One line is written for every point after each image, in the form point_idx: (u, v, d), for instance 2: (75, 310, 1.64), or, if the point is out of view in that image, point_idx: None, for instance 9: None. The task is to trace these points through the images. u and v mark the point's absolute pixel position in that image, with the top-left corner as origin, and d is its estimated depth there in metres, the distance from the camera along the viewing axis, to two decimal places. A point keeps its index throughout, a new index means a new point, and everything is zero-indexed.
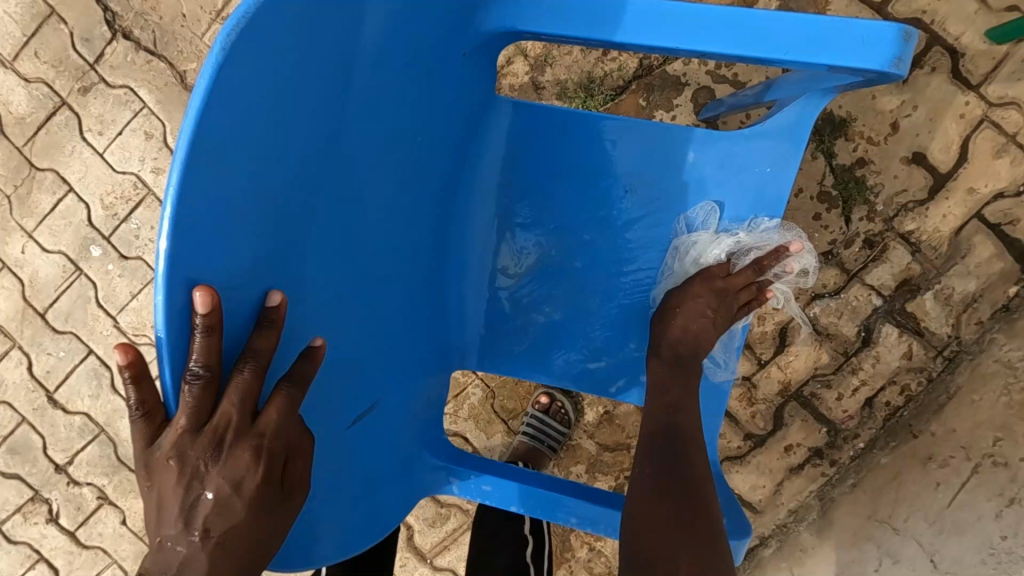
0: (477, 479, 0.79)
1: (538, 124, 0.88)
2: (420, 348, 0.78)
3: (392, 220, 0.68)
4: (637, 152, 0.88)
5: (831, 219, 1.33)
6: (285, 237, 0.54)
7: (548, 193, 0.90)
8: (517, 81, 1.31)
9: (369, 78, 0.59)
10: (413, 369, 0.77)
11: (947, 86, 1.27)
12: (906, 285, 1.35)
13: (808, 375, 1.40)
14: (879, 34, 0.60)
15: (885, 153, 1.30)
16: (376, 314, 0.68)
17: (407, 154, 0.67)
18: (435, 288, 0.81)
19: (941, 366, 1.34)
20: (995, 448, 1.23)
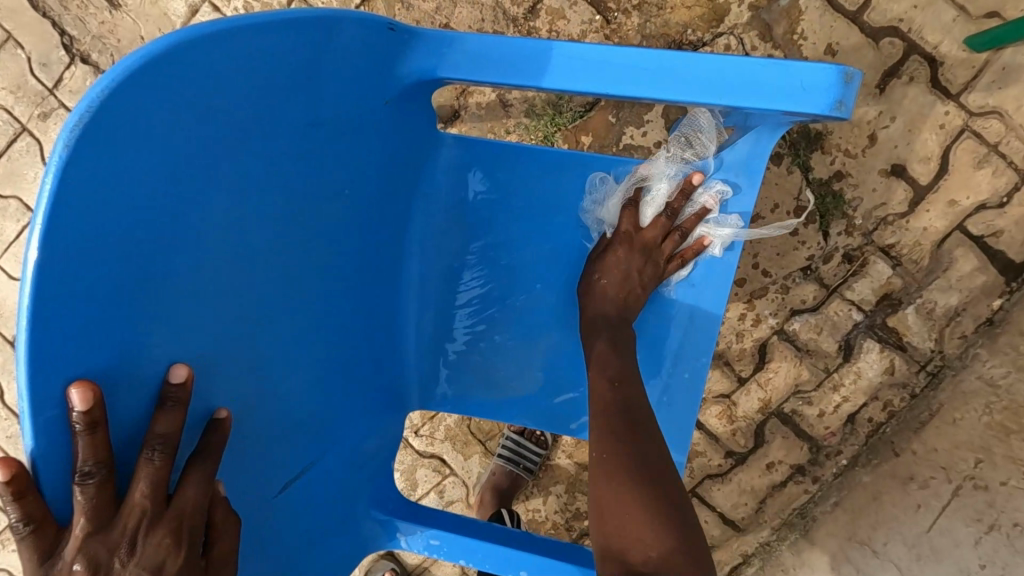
0: (426, 534, 0.79)
1: (483, 161, 0.88)
2: (360, 394, 0.78)
3: (307, 272, 0.68)
4: (591, 187, 0.89)
5: (809, 234, 1.30)
6: (173, 303, 0.55)
7: (504, 228, 0.90)
8: (483, 99, 1.28)
9: (260, 137, 0.59)
10: (350, 416, 0.77)
11: (925, 96, 1.23)
12: (887, 299, 1.31)
13: (789, 393, 1.37)
14: (816, 80, 0.61)
15: (863, 165, 1.27)
16: (302, 367, 0.69)
17: (316, 204, 0.67)
18: (371, 332, 0.81)
19: (924, 382, 1.32)
20: (976, 471, 1.17)
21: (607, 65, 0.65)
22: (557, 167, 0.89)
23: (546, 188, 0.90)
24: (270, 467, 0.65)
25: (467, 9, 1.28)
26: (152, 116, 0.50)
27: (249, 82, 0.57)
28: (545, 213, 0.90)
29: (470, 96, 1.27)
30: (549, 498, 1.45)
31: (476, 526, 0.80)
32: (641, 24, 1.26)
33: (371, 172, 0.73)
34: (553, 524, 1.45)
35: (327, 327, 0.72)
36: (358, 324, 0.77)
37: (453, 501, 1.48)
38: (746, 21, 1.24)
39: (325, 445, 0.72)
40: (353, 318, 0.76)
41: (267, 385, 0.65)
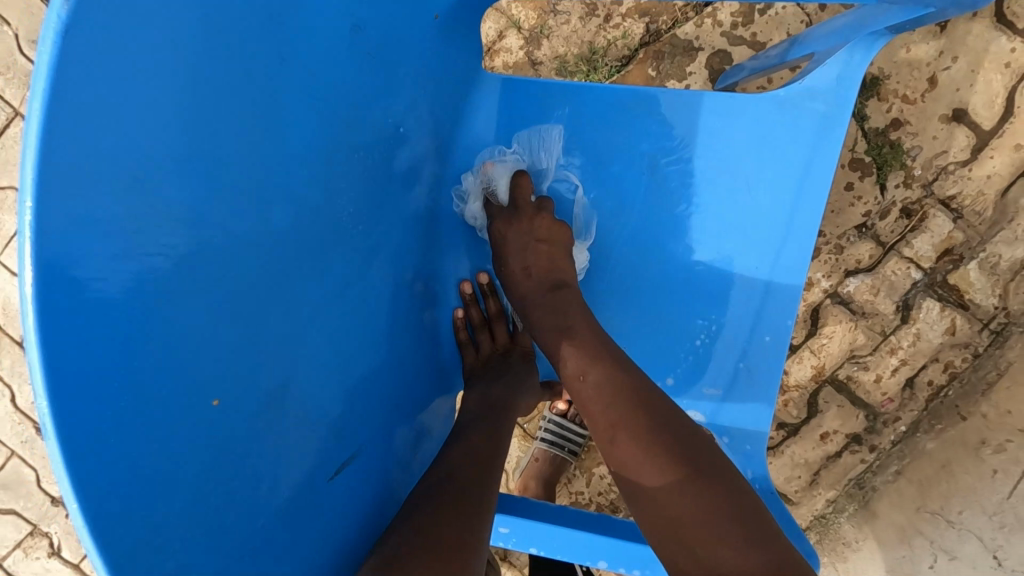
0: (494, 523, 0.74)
1: (525, 105, 0.83)
2: (395, 377, 0.73)
3: (330, 213, 0.62)
4: (648, 131, 0.81)
5: (865, 188, 1.22)
6: (189, 296, 0.48)
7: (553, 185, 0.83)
8: (511, 58, 1.18)
9: (256, 78, 0.52)
10: (383, 362, 0.70)
11: (990, 33, 1.14)
12: (947, 255, 1.24)
13: (843, 358, 1.31)
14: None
15: (924, 111, 1.17)
16: (331, 351, 0.63)
17: (337, 144, 0.62)
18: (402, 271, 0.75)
19: (988, 341, 1.25)
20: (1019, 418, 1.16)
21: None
22: (611, 108, 0.82)
23: (596, 136, 0.83)
24: (318, 465, 0.59)
25: None
26: (138, 68, 0.42)
27: (238, 19, 0.49)
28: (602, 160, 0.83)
29: (496, 55, 1.17)
30: (592, 480, 1.39)
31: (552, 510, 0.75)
32: None
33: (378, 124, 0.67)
34: (597, 507, 1.38)
35: (350, 304, 0.66)
36: (386, 300, 0.72)
37: None
38: None
39: (368, 437, 0.67)
40: (378, 295, 0.70)
41: (300, 374, 0.58)
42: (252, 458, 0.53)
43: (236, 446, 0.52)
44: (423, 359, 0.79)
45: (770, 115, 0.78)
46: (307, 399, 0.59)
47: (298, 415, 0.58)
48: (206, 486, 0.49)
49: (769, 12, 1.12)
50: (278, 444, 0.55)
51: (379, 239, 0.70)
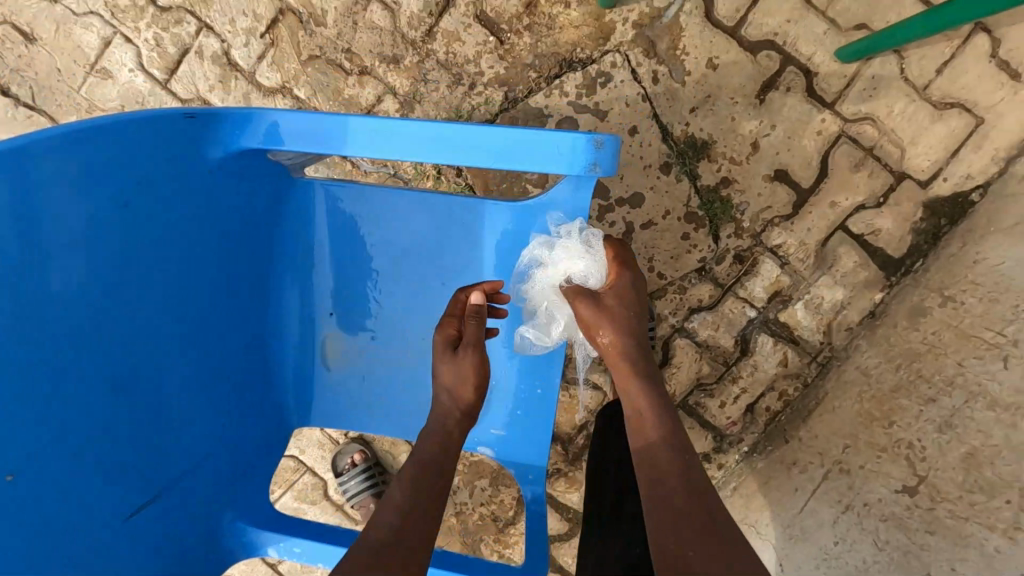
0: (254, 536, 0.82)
1: (335, 202, 0.94)
2: (243, 441, 0.85)
3: (157, 314, 0.73)
4: (431, 228, 0.94)
5: (700, 238, 1.36)
6: (14, 420, 0.59)
7: (356, 273, 0.96)
8: (388, 119, 1.33)
9: (64, 218, 0.63)
10: (217, 434, 0.81)
11: (803, 106, 1.30)
12: (778, 296, 1.40)
13: (692, 385, 1.46)
14: (556, 147, 0.66)
15: (748, 172, 1.33)
16: (161, 434, 0.74)
17: (156, 261, 0.72)
18: (240, 354, 0.85)
19: (815, 372, 1.40)
20: (844, 456, 1.31)
21: (403, 138, 0.68)
22: (409, 209, 0.94)
23: (382, 231, 0.95)
24: (135, 537, 0.69)
25: (367, 34, 1.30)
26: None
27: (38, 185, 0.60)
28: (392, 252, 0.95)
29: (375, 118, 1.33)
30: (474, 492, 1.55)
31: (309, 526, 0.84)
32: (533, 43, 1.29)
33: (205, 237, 0.78)
34: (479, 517, 1.55)
35: (185, 388, 0.77)
36: (225, 380, 0.83)
37: None
38: (631, 39, 1.28)
39: (208, 500, 0.78)
40: (217, 378, 0.81)
41: (116, 452, 0.69)
42: (89, 538, 0.65)
43: (72, 528, 0.64)
44: (279, 418, 0.92)
45: (527, 218, 0.90)
46: (125, 471, 0.69)
47: (130, 493, 0.69)
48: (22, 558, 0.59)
49: (609, 85, 1.29)
50: (112, 519, 0.67)
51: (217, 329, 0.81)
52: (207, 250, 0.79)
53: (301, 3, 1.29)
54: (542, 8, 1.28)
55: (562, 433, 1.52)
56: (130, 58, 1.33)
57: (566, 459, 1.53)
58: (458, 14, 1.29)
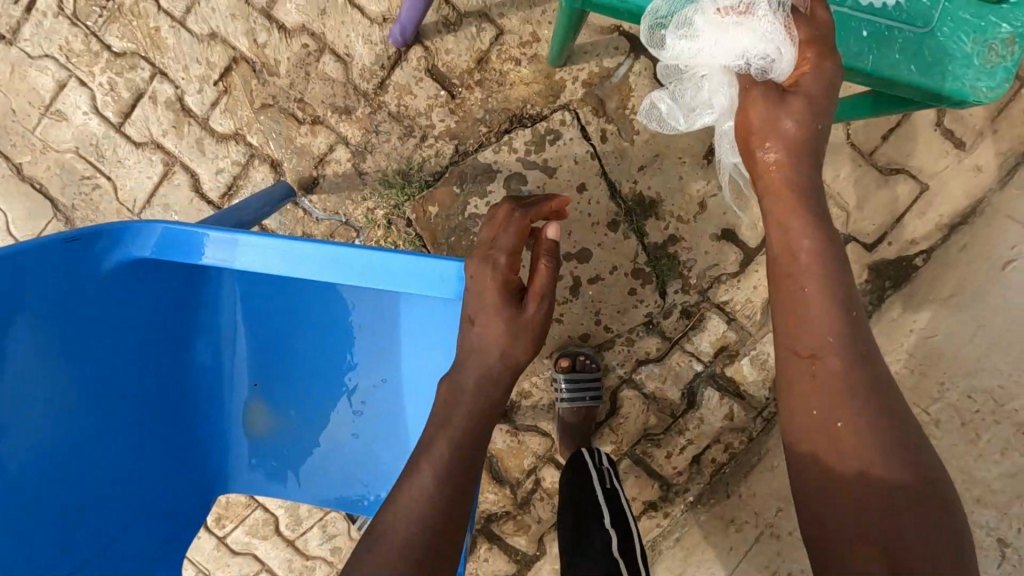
0: None
1: (249, 287, 0.89)
2: (149, 541, 0.82)
3: (47, 433, 0.70)
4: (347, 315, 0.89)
5: (646, 293, 1.37)
6: None
7: (270, 354, 0.91)
8: (339, 168, 1.34)
9: None
10: (118, 541, 0.78)
11: None
12: (724, 351, 1.41)
13: (639, 435, 1.47)
14: (431, 273, 0.72)
15: (695, 230, 1.35)
16: (45, 555, 0.70)
17: (44, 379, 0.69)
18: (149, 456, 0.82)
19: (760, 427, 1.42)
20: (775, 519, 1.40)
21: (294, 261, 0.71)
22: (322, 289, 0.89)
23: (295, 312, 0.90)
24: None
25: (319, 84, 1.32)
26: None
27: None
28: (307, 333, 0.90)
29: (325, 166, 1.34)
30: None
31: None
32: (484, 98, 1.30)
33: (96, 346, 0.74)
34: None
35: (74, 502, 0.73)
36: (126, 486, 0.79)
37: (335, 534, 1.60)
38: (581, 97, 1.29)
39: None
40: (116, 486, 0.78)
41: None
42: None
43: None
44: (192, 513, 0.88)
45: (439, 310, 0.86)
46: None
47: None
48: None
49: (558, 142, 1.30)
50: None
51: (117, 434, 0.77)
52: (97, 360, 0.75)
53: (254, 53, 1.31)
54: (492, 64, 1.29)
55: (510, 477, 1.51)
56: (84, 101, 1.34)
57: (515, 504, 1.52)
58: (410, 68, 1.30)
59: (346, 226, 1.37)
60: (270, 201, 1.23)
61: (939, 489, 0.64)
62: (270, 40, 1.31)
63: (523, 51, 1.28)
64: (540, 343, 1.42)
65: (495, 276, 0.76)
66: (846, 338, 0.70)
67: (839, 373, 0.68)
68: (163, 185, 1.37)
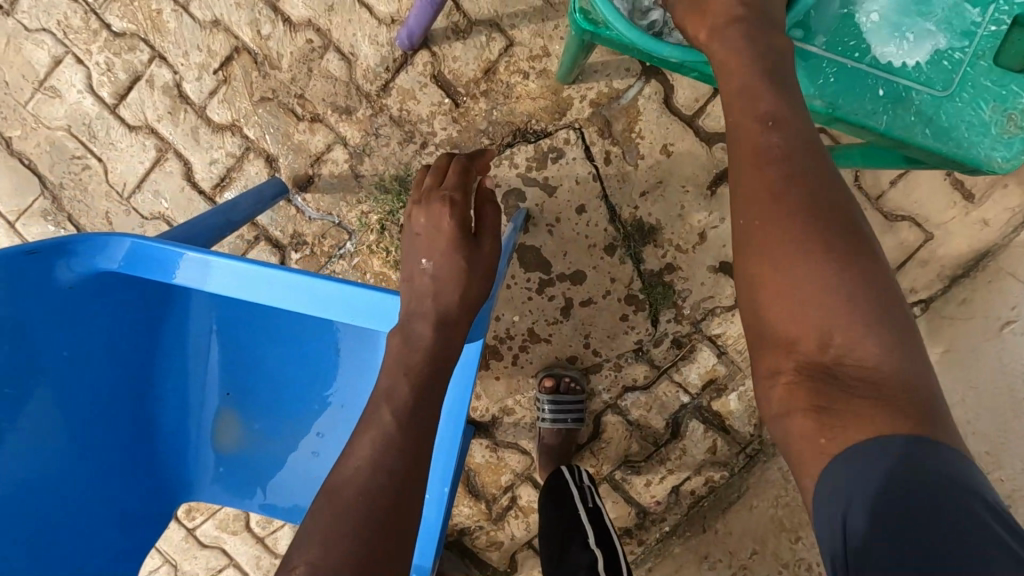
0: None
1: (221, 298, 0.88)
2: (100, 549, 0.81)
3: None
4: (325, 335, 0.88)
5: (638, 320, 1.35)
6: None
7: (243, 367, 0.90)
8: (336, 169, 1.32)
9: None
10: (67, 549, 0.77)
11: None
12: (712, 384, 1.39)
13: (619, 461, 1.45)
14: (385, 310, 0.68)
15: (693, 260, 1.32)
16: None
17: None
18: (102, 462, 0.82)
19: (742, 463, 1.40)
20: (750, 560, 1.36)
21: (250, 285, 0.69)
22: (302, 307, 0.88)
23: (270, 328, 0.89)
24: None
25: (321, 82, 1.28)
26: None
27: None
28: (281, 349, 0.89)
29: (322, 165, 1.31)
30: None
31: None
32: (488, 110, 1.27)
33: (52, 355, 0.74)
34: None
35: (24, 510, 0.73)
36: (80, 493, 0.79)
37: None
38: (587, 117, 1.26)
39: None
40: (69, 493, 0.78)
41: None
42: None
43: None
44: (145, 522, 0.88)
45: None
46: None
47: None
48: None
49: (560, 161, 1.28)
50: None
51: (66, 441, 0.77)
52: (54, 368, 0.74)
53: (257, 44, 1.28)
54: (500, 75, 1.26)
55: (487, 492, 1.49)
56: (79, 79, 1.31)
57: (489, 519, 1.50)
58: (415, 73, 1.27)
59: (338, 228, 1.34)
60: (263, 199, 1.20)
61: (912, 356, 0.57)
62: (274, 32, 1.28)
63: (532, 65, 1.25)
64: (527, 362, 1.40)
65: (446, 225, 0.80)
66: (815, 175, 0.62)
67: (809, 268, 0.58)
68: (155, 171, 1.34)
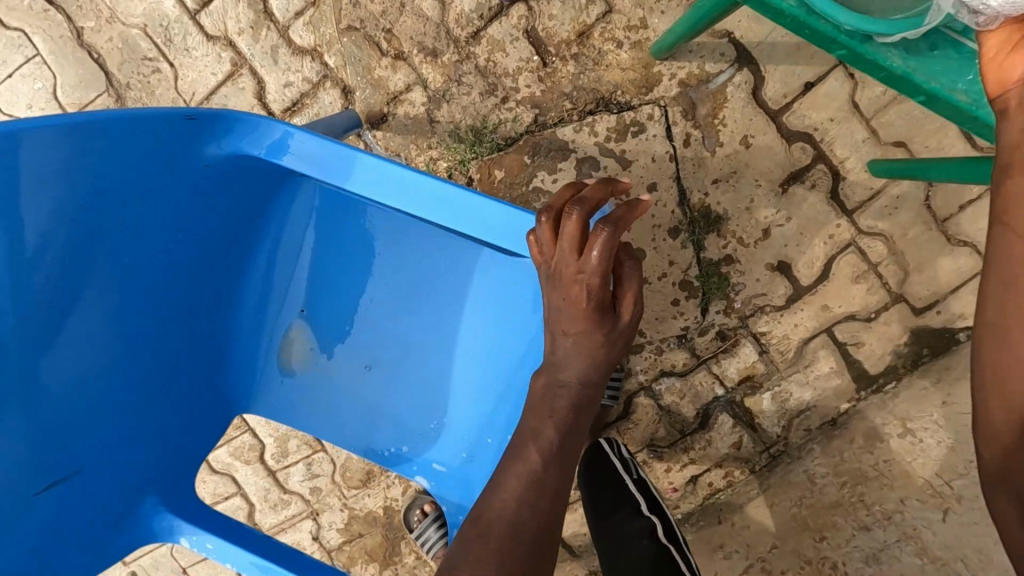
0: (200, 537, 0.75)
1: (326, 210, 0.88)
2: (170, 438, 0.79)
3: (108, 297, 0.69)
4: (415, 264, 0.87)
5: (688, 306, 1.35)
6: None
7: (332, 285, 0.89)
8: (412, 110, 1.29)
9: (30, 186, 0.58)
10: (143, 428, 0.75)
11: (823, 207, 1.29)
12: (748, 381, 1.40)
13: (644, 444, 1.46)
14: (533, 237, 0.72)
15: (752, 255, 1.32)
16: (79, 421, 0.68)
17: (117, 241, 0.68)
18: (187, 349, 0.80)
19: (765, 462, 1.41)
20: (768, 555, 1.33)
21: (402, 190, 0.73)
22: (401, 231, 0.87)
23: (368, 248, 0.88)
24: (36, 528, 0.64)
25: (411, 20, 1.26)
26: None
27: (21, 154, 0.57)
28: (373, 271, 0.88)
29: (398, 105, 1.29)
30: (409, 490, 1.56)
31: (251, 533, 0.77)
32: (576, 74, 1.26)
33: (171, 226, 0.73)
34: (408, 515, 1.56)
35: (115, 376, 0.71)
36: (163, 372, 0.77)
37: (319, 475, 1.58)
38: (674, 96, 1.25)
39: (117, 497, 0.72)
40: (161, 372, 0.77)
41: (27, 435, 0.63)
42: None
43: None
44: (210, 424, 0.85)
45: (518, 278, 0.84)
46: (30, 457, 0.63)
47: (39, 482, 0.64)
48: None
49: (640, 136, 1.27)
50: (17, 504, 0.62)
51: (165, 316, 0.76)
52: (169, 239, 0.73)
53: None
54: (593, 40, 1.25)
55: None
56: None
57: None
58: (508, 25, 1.25)
59: None
60: (334, 129, 1.18)
61: None
62: None
63: (627, 34, 1.24)
64: None
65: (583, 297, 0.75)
66: None
67: None
68: (226, 85, 1.31)
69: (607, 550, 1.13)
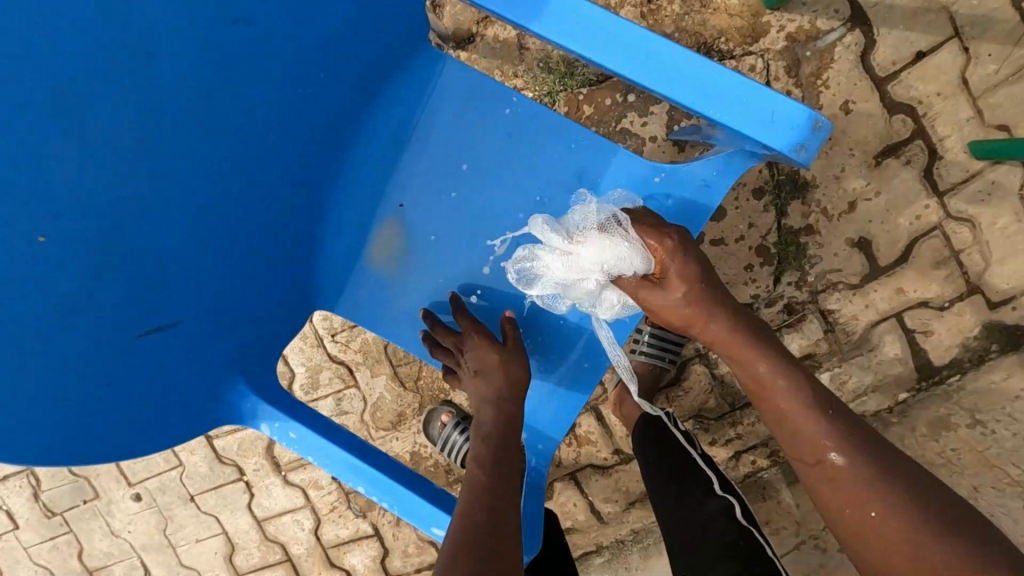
0: (283, 424, 0.82)
1: (447, 103, 0.91)
2: (265, 299, 0.86)
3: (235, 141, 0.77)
4: (532, 159, 0.90)
5: (761, 274, 1.31)
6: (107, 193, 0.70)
7: (443, 177, 0.92)
8: (503, 34, 1.23)
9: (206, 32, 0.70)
10: (240, 280, 0.82)
11: (915, 184, 1.24)
12: (809, 359, 1.35)
13: (691, 413, 1.42)
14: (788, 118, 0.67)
15: (834, 228, 1.28)
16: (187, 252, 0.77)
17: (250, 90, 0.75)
18: (291, 215, 0.87)
19: None
20: (822, 533, 1.29)
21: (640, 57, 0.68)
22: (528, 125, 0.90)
23: (486, 143, 0.91)
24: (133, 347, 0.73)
25: None
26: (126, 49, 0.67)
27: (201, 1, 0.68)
28: (489, 163, 0.91)
29: (488, 26, 1.23)
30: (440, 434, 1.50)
31: (333, 426, 0.83)
32: (680, 15, 1.20)
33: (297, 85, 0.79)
34: (434, 462, 1.50)
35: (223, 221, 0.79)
36: (264, 230, 0.84)
37: (347, 412, 1.50)
38: (779, 50, 1.20)
39: (199, 340, 0.79)
40: (263, 228, 0.84)
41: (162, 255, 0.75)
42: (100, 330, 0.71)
43: (97, 316, 0.70)
44: (300, 298, 0.91)
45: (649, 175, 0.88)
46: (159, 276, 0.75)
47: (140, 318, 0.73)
48: (60, 318, 0.68)
49: None
50: (122, 339, 0.71)
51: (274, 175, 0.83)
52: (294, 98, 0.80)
53: None
54: None
55: None
56: None
57: None
58: None
59: None
60: None
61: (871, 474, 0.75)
62: None
63: None
64: None
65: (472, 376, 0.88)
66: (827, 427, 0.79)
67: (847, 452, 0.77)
68: None
69: (677, 535, 1.07)
